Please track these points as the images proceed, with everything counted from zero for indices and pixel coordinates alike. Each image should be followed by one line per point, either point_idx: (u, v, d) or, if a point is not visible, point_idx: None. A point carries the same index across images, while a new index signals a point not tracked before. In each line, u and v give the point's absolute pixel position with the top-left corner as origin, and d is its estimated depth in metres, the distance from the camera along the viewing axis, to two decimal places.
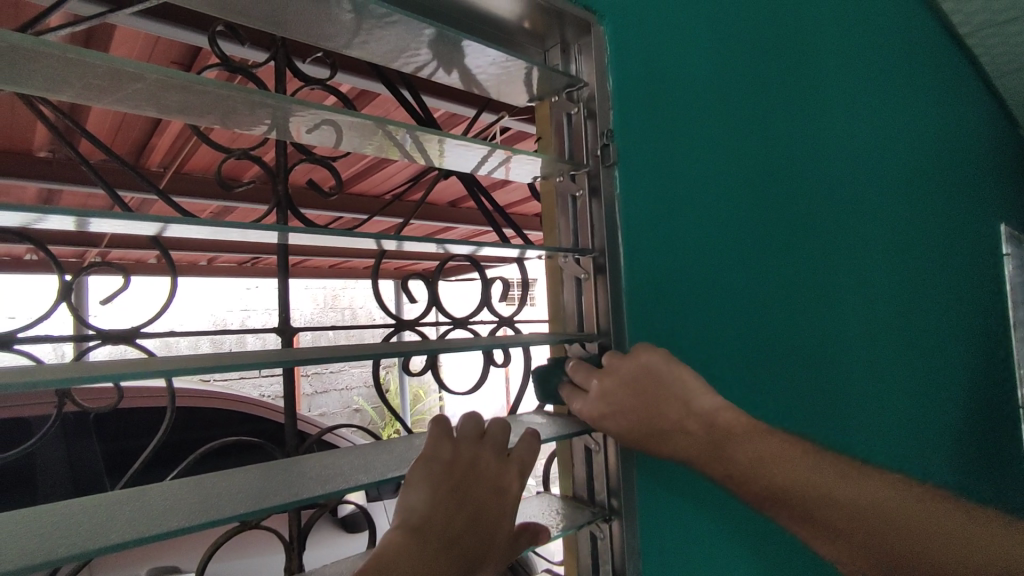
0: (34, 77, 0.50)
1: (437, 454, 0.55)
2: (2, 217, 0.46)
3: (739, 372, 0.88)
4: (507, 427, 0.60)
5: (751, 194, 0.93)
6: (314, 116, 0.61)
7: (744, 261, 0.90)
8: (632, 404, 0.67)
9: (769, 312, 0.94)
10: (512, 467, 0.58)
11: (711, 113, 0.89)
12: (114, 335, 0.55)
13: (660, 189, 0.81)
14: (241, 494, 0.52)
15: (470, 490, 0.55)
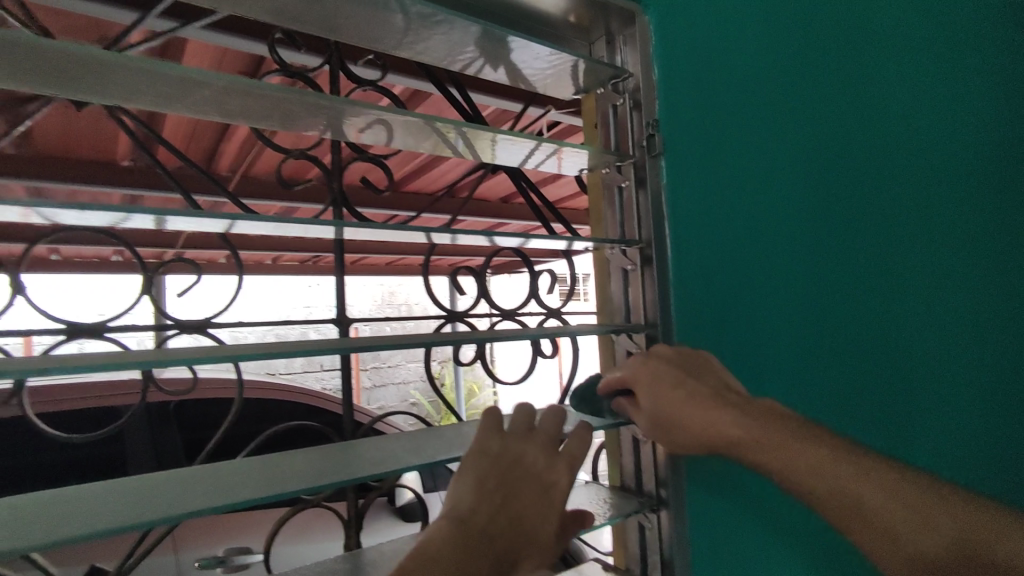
0: (117, 89, 0.55)
1: (486, 448, 0.58)
2: (96, 216, 0.52)
3: (841, 413, 0.68)
4: (559, 418, 0.63)
5: (857, 174, 0.66)
6: (370, 117, 0.65)
7: (836, 269, 0.68)
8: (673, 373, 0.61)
9: (899, 344, 0.64)
10: (561, 461, 0.59)
11: (775, 86, 0.73)
12: (192, 326, 0.60)
13: (706, 191, 0.77)
14: (303, 472, 0.56)
15: (520, 485, 0.57)
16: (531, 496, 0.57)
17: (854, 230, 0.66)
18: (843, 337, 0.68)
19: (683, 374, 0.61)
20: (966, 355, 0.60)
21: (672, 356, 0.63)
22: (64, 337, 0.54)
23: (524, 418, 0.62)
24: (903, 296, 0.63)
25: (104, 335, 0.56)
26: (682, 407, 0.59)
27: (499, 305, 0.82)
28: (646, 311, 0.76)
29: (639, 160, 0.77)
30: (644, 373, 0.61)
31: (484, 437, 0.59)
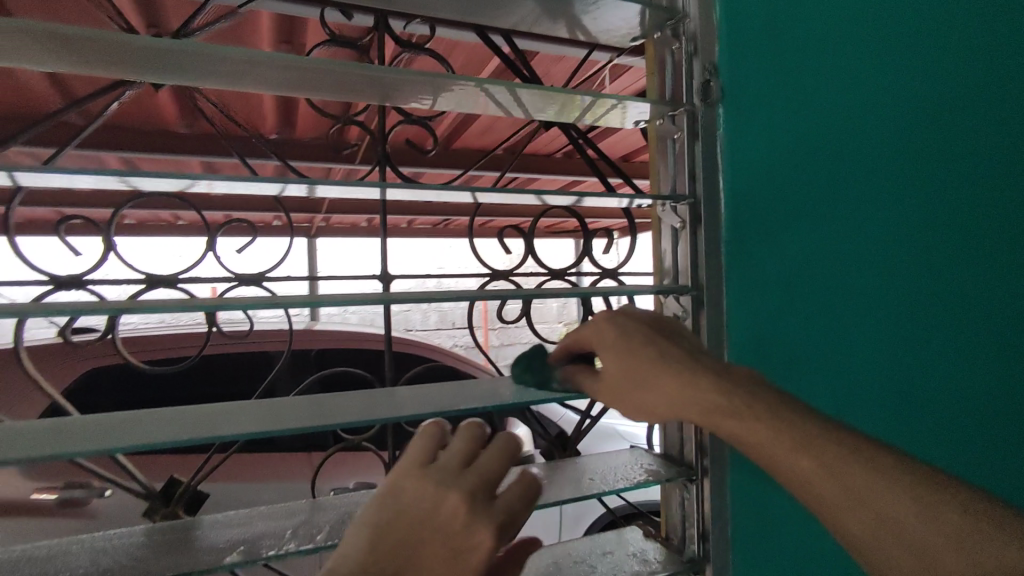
0: (187, 71, 0.62)
1: (397, 490, 0.46)
2: (167, 181, 0.60)
3: (858, 396, 0.68)
4: (504, 452, 0.48)
5: (912, 169, 0.64)
6: (410, 82, 0.68)
7: (880, 260, 0.66)
8: (640, 337, 0.57)
9: (933, 343, 0.63)
10: (486, 517, 0.45)
11: (849, 58, 0.67)
12: (250, 281, 0.67)
13: (751, 155, 0.73)
14: (345, 414, 0.66)
15: (426, 547, 0.44)
16: (436, 560, 0.44)
17: (902, 225, 0.65)
18: (878, 325, 0.67)
19: (648, 332, 0.58)
20: (993, 369, 0.60)
21: (635, 316, 0.61)
22: (146, 287, 0.63)
23: (461, 449, 0.48)
24: (940, 300, 0.63)
25: (179, 287, 0.65)
26: (644, 366, 0.55)
27: (547, 265, 0.82)
28: (694, 272, 0.71)
29: (692, 107, 0.71)
30: (606, 330, 0.59)
31: (396, 476, 0.47)
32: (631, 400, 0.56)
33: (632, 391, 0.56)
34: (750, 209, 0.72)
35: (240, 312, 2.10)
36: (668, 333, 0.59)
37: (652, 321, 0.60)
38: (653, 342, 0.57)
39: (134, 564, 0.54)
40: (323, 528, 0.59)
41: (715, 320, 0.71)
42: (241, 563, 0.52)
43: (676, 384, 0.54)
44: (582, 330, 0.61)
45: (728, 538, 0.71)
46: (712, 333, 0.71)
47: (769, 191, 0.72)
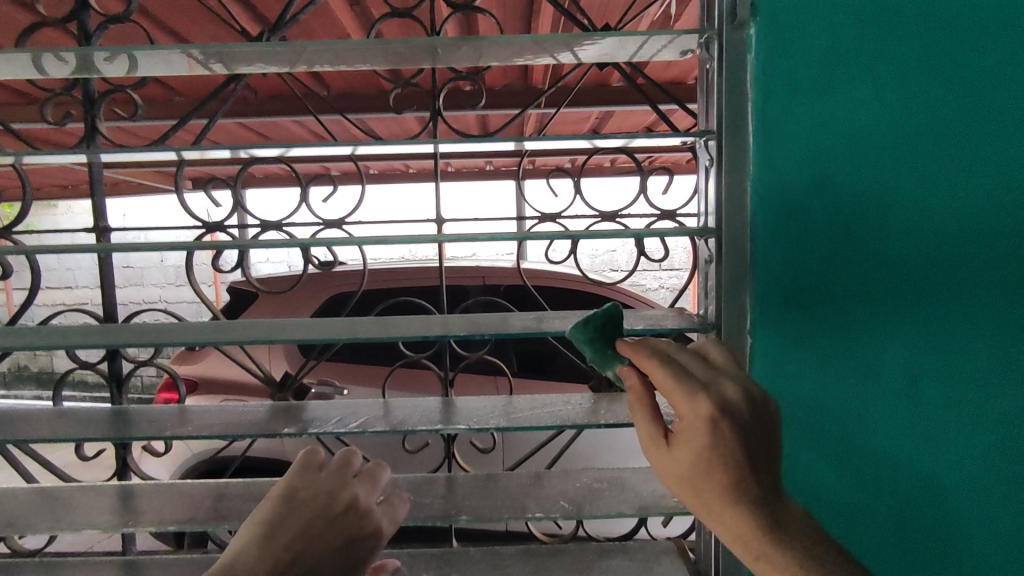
0: (275, 56, 0.79)
1: (297, 495, 0.65)
2: (267, 149, 0.79)
3: (879, 430, 0.67)
4: (377, 474, 0.71)
5: (953, 210, 0.58)
6: (456, 48, 0.77)
7: (904, 300, 0.62)
8: (741, 441, 0.53)
9: (959, 393, 0.61)
10: (371, 522, 0.67)
11: (895, 78, 0.60)
12: (333, 225, 0.86)
13: (779, 133, 0.67)
14: (400, 331, 0.82)
15: (330, 531, 0.64)
16: (331, 548, 0.63)
17: (934, 266, 0.60)
18: (896, 358, 0.64)
19: (742, 454, 0.52)
20: (991, 416, 0.59)
21: (741, 416, 0.53)
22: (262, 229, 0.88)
23: (346, 466, 0.70)
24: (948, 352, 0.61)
25: (281, 230, 0.88)
26: (715, 491, 0.52)
27: (596, 207, 0.84)
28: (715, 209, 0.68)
29: (716, 31, 0.65)
30: (703, 437, 0.52)
31: (299, 479, 0.67)
32: (687, 495, 0.54)
33: (690, 477, 0.53)
34: (774, 193, 0.67)
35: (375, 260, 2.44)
36: (762, 453, 0.53)
37: (757, 415, 0.55)
38: (748, 458, 0.52)
39: (257, 422, 0.79)
40: (364, 421, 0.78)
41: (737, 269, 0.68)
42: (297, 432, 0.75)
43: (733, 507, 0.52)
44: (684, 404, 0.54)
45: None
46: (733, 274, 0.68)
47: (789, 174, 0.67)
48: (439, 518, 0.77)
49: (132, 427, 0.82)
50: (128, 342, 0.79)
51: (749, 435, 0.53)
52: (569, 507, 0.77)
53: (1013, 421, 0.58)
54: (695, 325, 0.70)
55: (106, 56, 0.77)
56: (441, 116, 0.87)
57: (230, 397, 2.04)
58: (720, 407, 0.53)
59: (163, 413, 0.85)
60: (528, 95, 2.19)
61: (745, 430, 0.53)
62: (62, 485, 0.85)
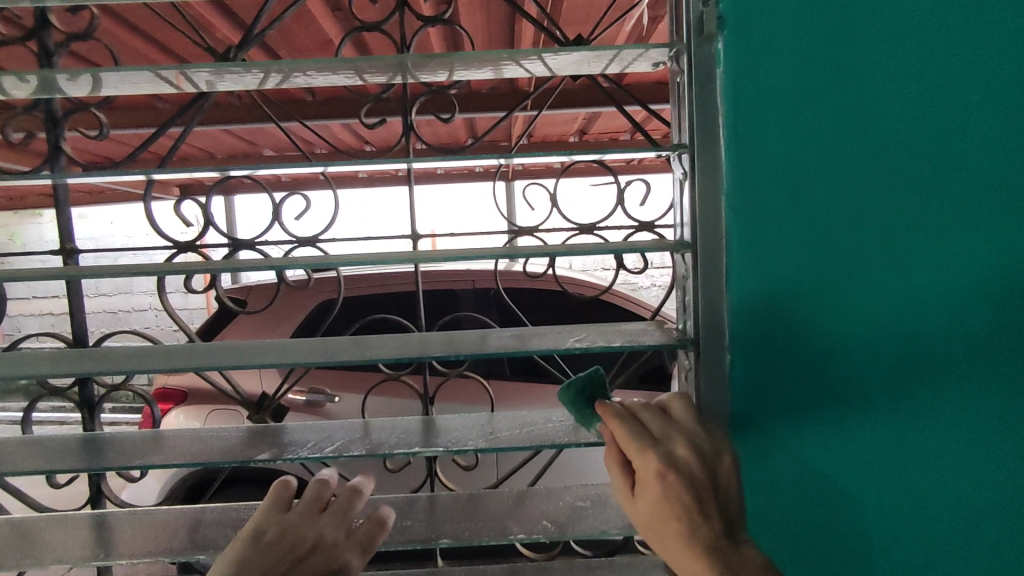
0: (243, 75, 0.78)
1: (265, 530, 0.65)
2: (238, 170, 0.78)
3: (837, 448, 0.67)
4: (351, 501, 0.69)
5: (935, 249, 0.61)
6: (426, 63, 0.75)
7: (890, 334, 0.63)
8: (689, 492, 0.61)
9: (913, 410, 0.65)
10: (346, 548, 0.67)
11: (880, 118, 0.62)
12: (306, 243, 0.84)
13: (759, 159, 0.64)
14: (380, 350, 0.81)
15: (299, 570, 0.64)
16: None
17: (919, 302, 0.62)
18: (884, 395, 0.64)
19: (690, 503, 0.61)
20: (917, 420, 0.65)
21: (688, 470, 0.61)
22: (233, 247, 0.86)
23: (315, 501, 0.69)
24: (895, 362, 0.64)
25: (253, 248, 0.86)
26: (672, 536, 0.61)
27: (573, 220, 0.83)
28: (689, 223, 0.67)
29: (685, 46, 0.65)
30: (653, 490, 0.61)
31: (267, 519, 0.66)
32: (653, 541, 0.63)
33: (651, 528, 0.62)
34: (754, 218, 0.64)
35: None
36: (712, 499, 0.61)
37: (707, 468, 0.62)
38: (698, 507, 0.60)
39: (232, 448, 0.78)
40: (341, 444, 0.77)
41: (711, 283, 0.67)
42: (273, 458, 0.74)
43: (688, 555, 0.60)
44: (638, 462, 0.62)
45: None
46: (708, 291, 0.67)
47: (761, 182, 0.64)
48: (412, 543, 0.75)
49: (107, 455, 0.80)
50: (98, 369, 0.77)
51: (698, 486, 0.61)
52: (552, 527, 0.77)
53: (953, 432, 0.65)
54: (672, 343, 0.69)
55: (68, 77, 0.76)
56: (414, 130, 0.85)
57: (218, 409, 2.03)
58: (668, 463, 0.61)
59: (138, 439, 0.84)
60: (510, 98, 2.17)
61: (694, 483, 0.61)
62: (36, 515, 0.84)
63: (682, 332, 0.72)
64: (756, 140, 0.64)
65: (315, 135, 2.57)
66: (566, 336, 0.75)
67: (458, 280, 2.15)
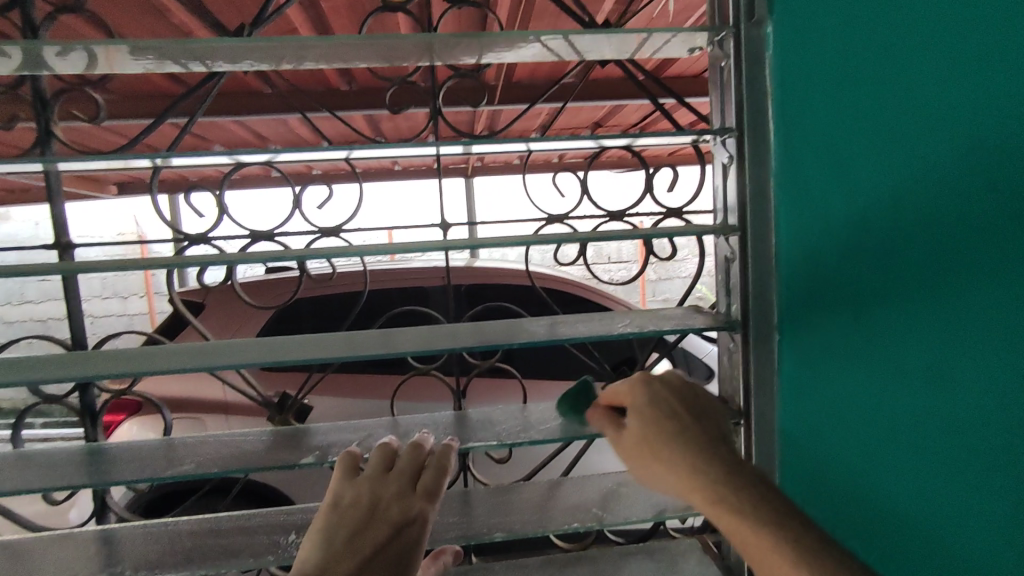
0: (259, 53, 0.73)
1: (338, 500, 0.63)
2: (257, 156, 0.73)
3: (873, 420, 0.65)
4: (415, 455, 0.66)
5: (972, 212, 0.54)
6: (455, 45, 0.73)
7: (924, 311, 0.58)
8: (673, 399, 0.62)
9: (950, 392, 0.58)
10: (417, 497, 0.64)
11: (915, 70, 0.56)
12: (329, 233, 0.81)
13: (798, 135, 0.67)
14: (413, 341, 0.77)
15: (370, 531, 0.62)
16: (381, 539, 0.61)
17: (953, 263, 0.56)
18: (921, 373, 0.60)
19: (678, 407, 0.61)
20: (957, 408, 0.57)
21: (672, 382, 0.64)
22: (251, 239, 0.83)
23: (382, 461, 0.66)
24: (930, 334, 0.58)
25: (274, 239, 0.83)
26: (664, 445, 0.59)
27: (604, 207, 0.82)
28: (737, 205, 0.70)
29: (735, 29, 0.68)
30: (640, 395, 0.63)
31: (340, 485, 0.64)
32: (646, 467, 0.60)
33: (642, 443, 0.60)
34: (790, 187, 0.68)
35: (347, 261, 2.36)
36: (700, 411, 0.62)
37: (690, 387, 0.64)
38: (686, 412, 0.61)
39: (258, 452, 0.73)
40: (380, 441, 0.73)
41: (760, 263, 0.70)
42: (317, 461, 0.69)
43: (683, 455, 0.57)
44: (624, 385, 0.65)
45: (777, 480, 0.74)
46: (759, 268, 0.70)
47: (801, 151, 0.67)
48: (465, 539, 0.73)
49: (116, 466, 0.74)
50: (103, 372, 0.71)
51: (683, 397, 0.63)
52: (599, 514, 0.76)
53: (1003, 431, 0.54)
54: (722, 324, 0.71)
55: (59, 51, 0.69)
56: (440, 116, 0.85)
57: (182, 416, 1.91)
58: (654, 377, 0.64)
59: (146, 449, 0.78)
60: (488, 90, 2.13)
61: (679, 395, 0.63)
62: (29, 536, 0.77)
63: (726, 314, 0.75)
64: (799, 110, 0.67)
65: (276, 130, 2.46)
66: (611, 322, 0.75)
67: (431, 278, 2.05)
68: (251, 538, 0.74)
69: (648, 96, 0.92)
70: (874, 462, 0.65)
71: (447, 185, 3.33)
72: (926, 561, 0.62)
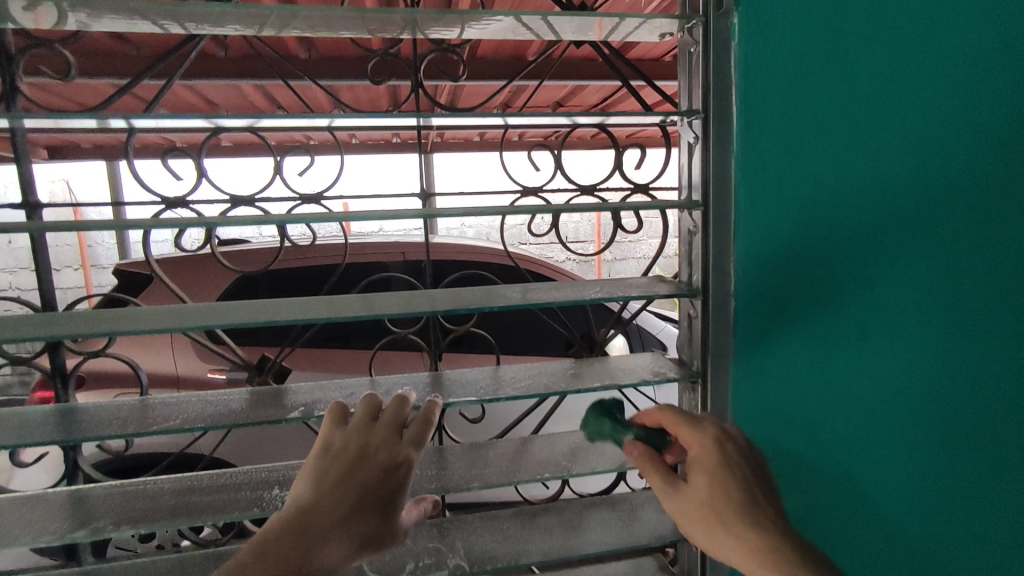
0: (242, 19, 0.73)
1: (329, 443, 0.66)
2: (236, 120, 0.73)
3: (816, 380, 0.75)
4: (402, 407, 0.69)
5: (894, 198, 0.64)
6: (440, 22, 0.75)
7: (860, 284, 0.68)
8: (739, 465, 0.64)
9: (875, 352, 0.68)
10: (404, 446, 0.67)
11: (849, 78, 0.67)
12: (310, 199, 0.83)
13: (774, 129, 0.74)
14: (392, 303, 0.79)
15: (358, 473, 0.65)
16: (366, 483, 0.64)
17: (883, 242, 0.65)
18: (853, 336, 0.70)
19: (744, 472, 0.64)
20: (880, 363, 0.68)
21: (737, 443, 0.66)
22: (231, 205, 0.84)
23: (371, 410, 0.69)
24: (863, 302, 0.69)
25: (253, 204, 0.84)
26: (726, 506, 0.62)
27: (576, 181, 0.87)
28: (701, 181, 0.78)
29: (704, 19, 0.75)
30: (712, 457, 0.65)
31: (331, 431, 0.67)
32: (695, 521, 0.63)
33: (698, 500, 0.63)
34: (754, 174, 0.76)
35: (306, 232, 2.33)
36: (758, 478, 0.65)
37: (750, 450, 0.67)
38: (749, 476, 0.64)
39: (241, 410, 0.74)
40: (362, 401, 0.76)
41: (720, 234, 0.79)
42: (303, 416, 0.72)
43: (744, 520, 0.60)
44: (690, 436, 0.67)
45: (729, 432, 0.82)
46: (718, 238, 0.79)
47: (764, 141, 0.75)
48: (445, 489, 0.77)
49: (90, 424, 0.73)
50: (76, 332, 0.69)
51: (746, 461, 0.65)
52: (568, 465, 0.82)
53: (917, 382, 0.65)
54: (684, 290, 0.80)
55: (28, 6, 0.67)
56: (420, 88, 0.86)
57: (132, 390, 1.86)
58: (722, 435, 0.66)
59: (120, 408, 0.77)
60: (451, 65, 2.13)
61: (742, 458, 0.65)
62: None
63: (688, 282, 0.83)
64: (761, 107, 0.75)
65: (227, 95, 2.37)
66: (584, 289, 0.80)
67: (392, 251, 2.07)
68: (234, 494, 0.76)
69: (617, 73, 0.96)
70: (817, 414, 0.76)
71: (405, 160, 3.30)
72: (853, 493, 0.73)
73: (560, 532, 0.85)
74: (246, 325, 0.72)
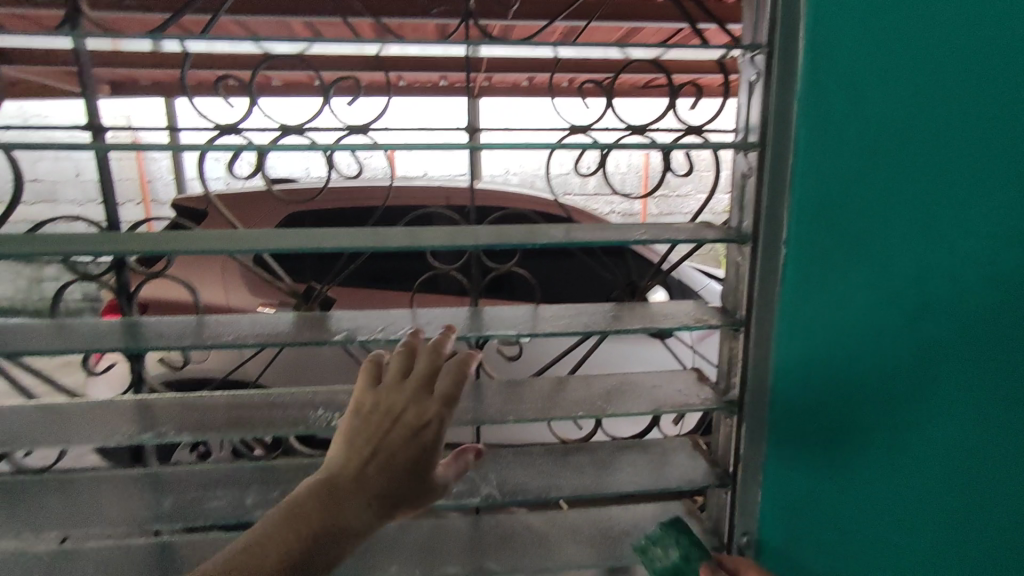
0: None
1: (361, 403, 0.69)
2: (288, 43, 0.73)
3: (852, 336, 0.76)
4: (429, 361, 0.71)
5: (937, 158, 0.70)
6: None
7: (901, 239, 0.72)
8: None
9: (912, 301, 0.73)
10: (432, 402, 0.69)
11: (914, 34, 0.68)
12: (357, 130, 0.83)
13: (843, 71, 0.69)
14: (436, 236, 0.79)
15: (389, 431, 0.67)
16: (398, 441, 0.66)
17: (927, 198, 0.71)
18: (892, 290, 0.74)
19: None
20: (914, 312, 0.74)
21: None
22: (281, 133, 0.85)
23: (401, 367, 0.71)
24: (902, 256, 0.73)
25: (301, 133, 0.85)
26: None
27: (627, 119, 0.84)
28: (760, 121, 0.74)
29: None
30: None
31: (364, 392, 0.70)
32: None
33: None
34: (814, 120, 0.71)
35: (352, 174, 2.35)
36: None
37: None
38: None
39: (287, 333, 0.77)
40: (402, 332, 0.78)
41: (776, 178, 0.74)
42: (345, 341, 0.74)
43: None
44: None
45: (768, 384, 0.81)
46: (773, 183, 0.75)
47: (828, 84, 0.70)
48: (480, 420, 0.79)
49: (151, 338, 0.78)
50: (136, 249, 0.72)
51: None
52: (603, 406, 0.82)
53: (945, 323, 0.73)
54: (733, 237, 0.77)
55: None
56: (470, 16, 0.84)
57: None
58: None
59: (177, 325, 0.81)
60: None
61: None
62: (72, 403, 0.82)
63: (738, 228, 0.80)
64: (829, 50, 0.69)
65: (278, 32, 2.36)
66: (629, 230, 0.78)
67: (436, 195, 2.07)
68: (281, 412, 0.80)
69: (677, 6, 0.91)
70: (853, 368, 0.77)
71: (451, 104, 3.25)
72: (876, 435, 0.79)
73: (591, 471, 0.86)
74: (293, 249, 0.74)
